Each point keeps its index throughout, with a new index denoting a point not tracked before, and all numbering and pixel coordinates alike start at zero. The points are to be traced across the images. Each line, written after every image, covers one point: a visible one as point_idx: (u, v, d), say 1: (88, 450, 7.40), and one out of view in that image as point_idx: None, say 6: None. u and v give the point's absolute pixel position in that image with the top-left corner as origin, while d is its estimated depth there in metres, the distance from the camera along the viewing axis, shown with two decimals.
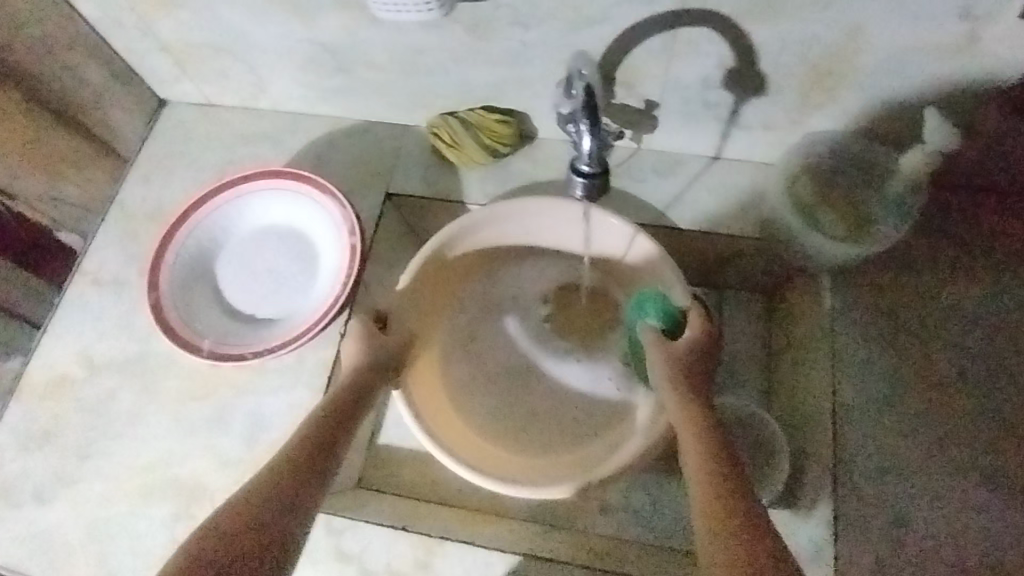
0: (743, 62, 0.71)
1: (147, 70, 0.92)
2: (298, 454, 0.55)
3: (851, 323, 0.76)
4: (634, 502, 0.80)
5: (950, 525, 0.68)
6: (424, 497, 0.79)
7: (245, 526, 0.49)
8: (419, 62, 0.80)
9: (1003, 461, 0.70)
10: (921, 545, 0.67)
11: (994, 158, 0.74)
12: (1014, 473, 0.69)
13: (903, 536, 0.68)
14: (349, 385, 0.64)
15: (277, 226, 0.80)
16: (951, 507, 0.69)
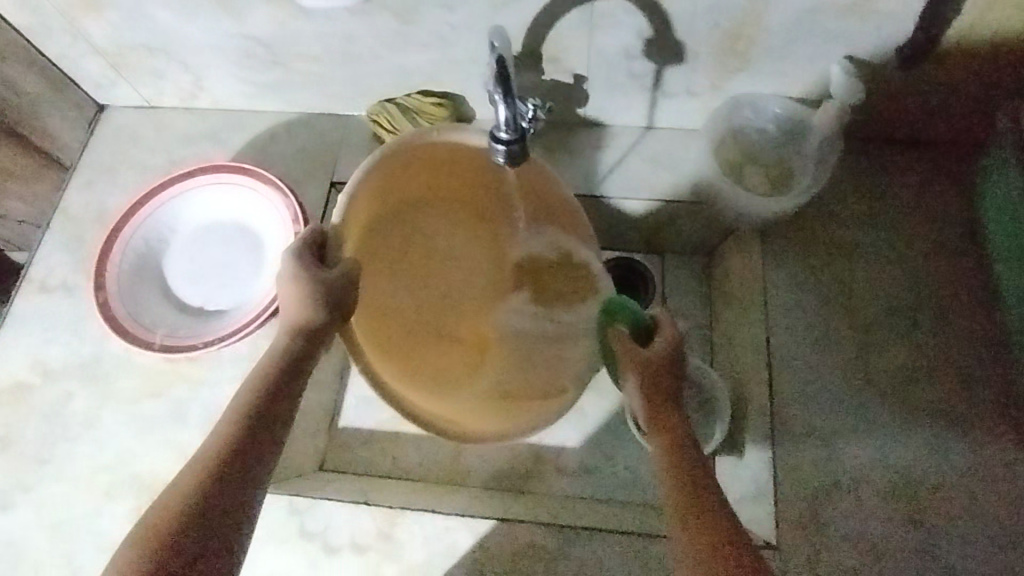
0: (661, 31, 0.74)
1: (82, 75, 0.91)
2: (236, 431, 0.54)
3: (780, 276, 0.80)
4: (589, 464, 0.83)
5: (884, 455, 0.72)
6: (386, 474, 0.82)
7: (183, 522, 0.50)
8: (351, 51, 0.81)
9: (931, 390, 0.74)
10: (856, 477, 0.71)
11: (900, 109, 0.79)
12: (941, 401, 0.73)
13: (839, 470, 0.72)
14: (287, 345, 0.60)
15: (222, 220, 0.82)
16: (884, 438, 0.73)
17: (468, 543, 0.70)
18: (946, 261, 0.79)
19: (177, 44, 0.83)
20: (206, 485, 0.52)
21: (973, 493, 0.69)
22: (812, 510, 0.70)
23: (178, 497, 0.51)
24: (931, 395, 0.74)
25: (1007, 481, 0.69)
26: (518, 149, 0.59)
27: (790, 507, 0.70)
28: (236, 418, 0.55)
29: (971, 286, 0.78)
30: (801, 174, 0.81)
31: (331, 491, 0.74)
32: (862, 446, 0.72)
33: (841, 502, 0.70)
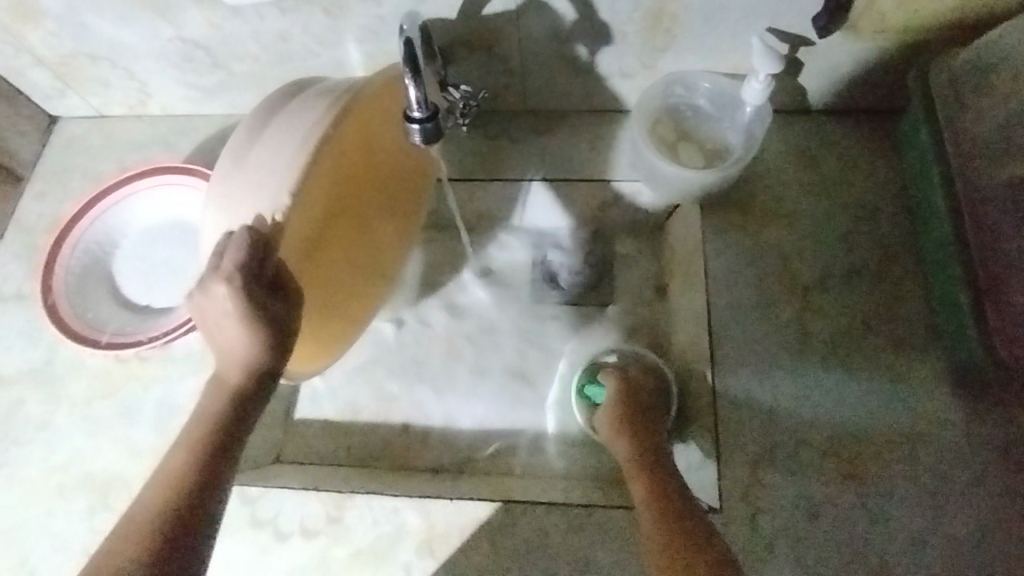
0: (585, 14, 0.76)
1: (30, 87, 0.92)
2: (184, 482, 0.53)
3: (720, 246, 0.82)
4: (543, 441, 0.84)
5: (818, 414, 0.73)
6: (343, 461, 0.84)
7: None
8: (288, 49, 0.82)
9: (863, 348, 0.76)
10: (793, 436, 0.73)
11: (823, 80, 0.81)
12: (872, 358, 0.75)
13: (776, 432, 0.73)
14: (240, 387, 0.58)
15: (169, 220, 0.83)
16: (820, 398, 0.74)
17: (416, 523, 0.72)
18: (880, 223, 0.81)
19: (119, 51, 0.84)
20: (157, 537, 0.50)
21: (905, 447, 0.71)
22: (751, 472, 0.71)
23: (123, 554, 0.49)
24: (868, 354, 0.76)
25: (937, 431, 0.72)
26: (433, 129, 0.59)
27: (733, 471, 0.72)
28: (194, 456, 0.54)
29: (903, 249, 0.80)
30: (734, 147, 0.83)
31: (283, 480, 0.76)
32: (801, 406, 0.74)
33: (780, 463, 0.72)
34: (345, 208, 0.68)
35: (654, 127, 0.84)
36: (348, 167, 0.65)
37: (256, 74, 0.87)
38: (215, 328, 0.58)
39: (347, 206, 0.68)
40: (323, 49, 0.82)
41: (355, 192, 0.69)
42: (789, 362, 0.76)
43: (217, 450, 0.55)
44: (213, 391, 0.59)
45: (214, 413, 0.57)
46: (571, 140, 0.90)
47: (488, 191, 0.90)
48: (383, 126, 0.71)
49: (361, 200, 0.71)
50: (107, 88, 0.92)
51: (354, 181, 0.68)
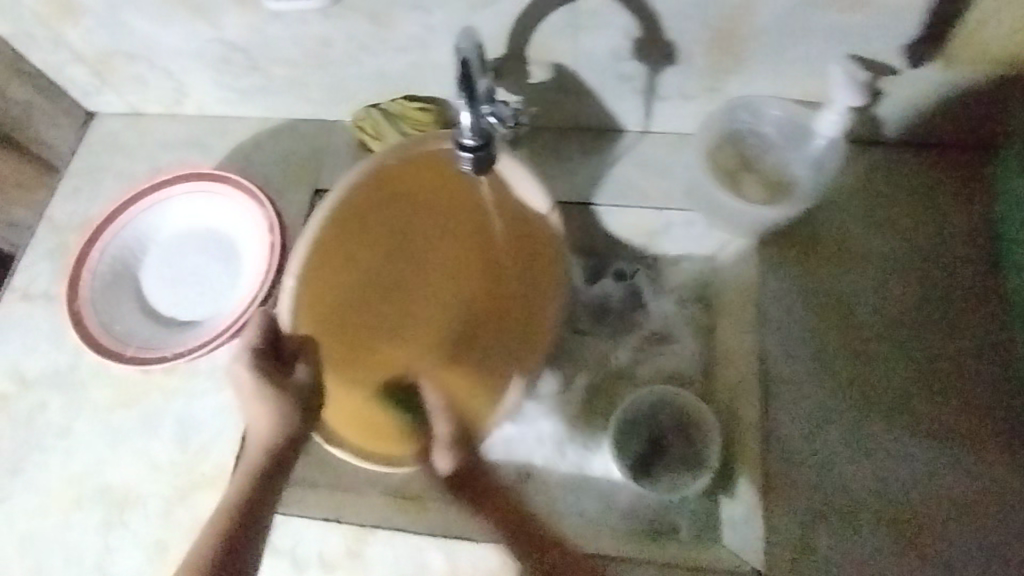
0: (648, 31, 0.71)
1: (67, 82, 0.90)
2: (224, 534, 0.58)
3: (775, 285, 0.76)
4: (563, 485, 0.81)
5: (878, 477, 0.68)
6: None
7: None
8: (332, 55, 0.79)
9: (931, 408, 0.70)
10: (849, 498, 0.67)
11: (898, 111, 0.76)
12: (938, 419, 0.69)
13: (833, 495, 0.67)
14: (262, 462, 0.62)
15: (200, 228, 0.80)
16: (881, 459, 0.68)
17: (440, 563, 0.69)
18: (952, 272, 0.75)
19: (159, 49, 0.82)
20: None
21: (972, 519, 0.65)
22: (801, 535, 0.66)
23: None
24: (933, 414, 0.70)
25: (1006, 502, 0.66)
26: (485, 157, 0.54)
27: (781, 537, 0.66)
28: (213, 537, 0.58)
29: (989, 314, 0.73)
30: (799, 182, 0.77)
31: (301, 506, 0.72)
32: (861, 469, 0.68)
33: (833, 528, 0.66)
34: (397, 270, 0.78)
35: (713, 154, 0.79)
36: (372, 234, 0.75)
37: (296, 79, 0.84)
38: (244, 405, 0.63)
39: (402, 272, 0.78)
40: (368, 57, 0.78)
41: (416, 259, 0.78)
42: (847, 417, 0.70)
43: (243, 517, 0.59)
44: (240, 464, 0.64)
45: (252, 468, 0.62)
46: (621, 164, 0.84)
47: None
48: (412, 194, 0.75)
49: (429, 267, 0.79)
50: (144, 86, 0.89)
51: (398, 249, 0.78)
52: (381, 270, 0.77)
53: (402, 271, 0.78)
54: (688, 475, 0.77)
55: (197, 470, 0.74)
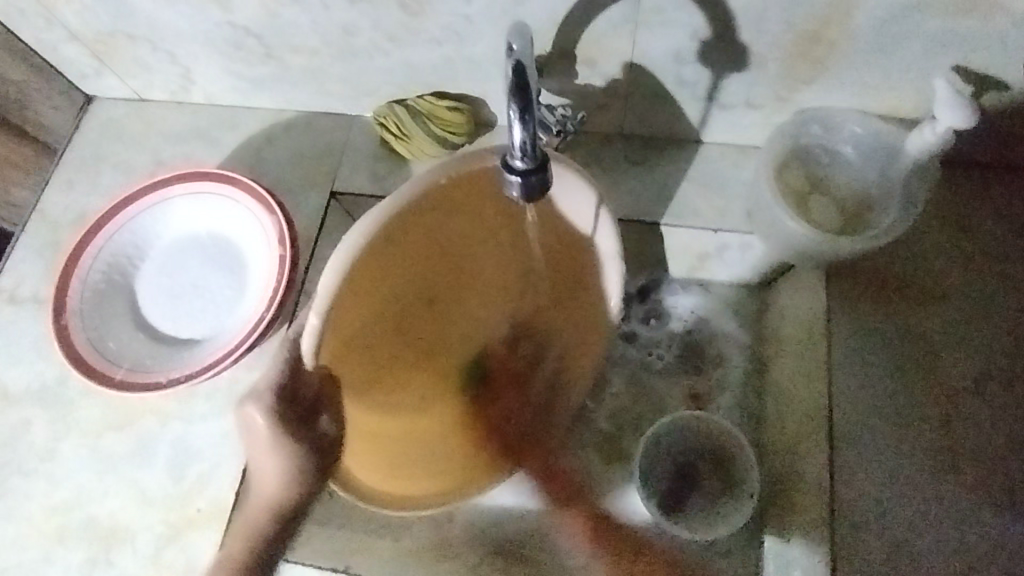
0: (719, 31, 0.61)
1: (64, 63, 0.81)
2: None
3: (845, 323, 0.67)
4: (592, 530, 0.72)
5: (941, 547, 0.62)
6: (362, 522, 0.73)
7: None
8: (355, 45, 0.70)
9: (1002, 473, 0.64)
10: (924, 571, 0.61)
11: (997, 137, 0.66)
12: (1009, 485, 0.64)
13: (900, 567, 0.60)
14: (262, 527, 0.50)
15: (202, 235, 0.72)
16: (944, 525, 0.62)
17: None
18: None
19: (162, 32, 0.73)
20: None
21: None
22: None
23: None
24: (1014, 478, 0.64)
25: None
26: (538, 181, 0.48)
27: None
28: None
29: None
30: (884, 209, 0.67)
31: (309, 552, 0.68)
32: (924, 533, 0.62)
33: None
34: (416, 300, 0.63)
35: (781, 173, 0.69)
36: (399, 260, 0.58)
37: (314, 69, 0.75)
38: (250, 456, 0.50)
39: (420, 304, 0.63)
40: (395, 48, 0.69)
41: (438, 288, 0.64)
42: (911, 477, 0.63)
43: None
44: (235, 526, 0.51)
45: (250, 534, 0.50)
46: (674, 175, 0.75)
47: None
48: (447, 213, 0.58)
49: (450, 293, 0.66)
50: (147, 70, 0.81)
51: (422, 275, 0.62)
52: (400, 302, 0.61)
53: (421, 301, 0.63)
54: (728, 512, 0.69)
55: (190, 506, 0.68)
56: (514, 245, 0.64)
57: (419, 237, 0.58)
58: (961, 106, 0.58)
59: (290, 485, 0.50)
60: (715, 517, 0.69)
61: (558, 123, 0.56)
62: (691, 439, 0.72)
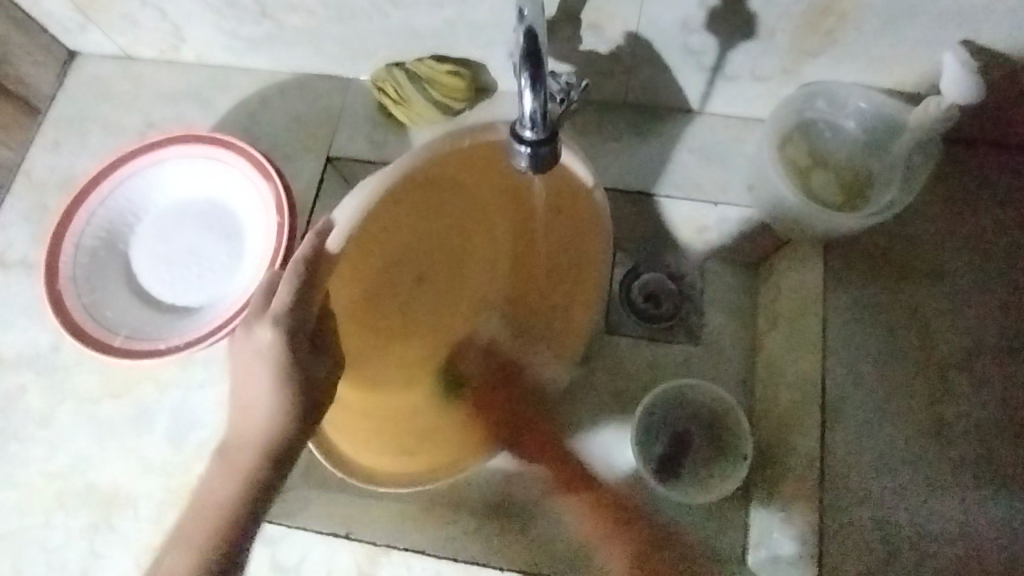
0: (729, 2, 0.60)
1: (46, 17, 0.78)
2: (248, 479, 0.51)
3: (844, 297, 0.67)
4: None
5: (942, 527, 0.59)
6: None
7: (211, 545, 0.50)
8: (353, 5, 0.67)
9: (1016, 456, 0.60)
10: (914, 551, 0.58)
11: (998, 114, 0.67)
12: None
13: (894, 548, 0.59)
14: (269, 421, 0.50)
15: (198, 201, 0.71)
16: (943, 504, 0.60)
17: None
18: None
19: None
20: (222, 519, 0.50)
21: None
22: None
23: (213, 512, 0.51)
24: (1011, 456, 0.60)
25: None
26: (545, 153, 0.47)
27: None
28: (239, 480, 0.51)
29: None
30: (885, 185, 0.67)
31: (311, 516, 0.69)
32: (921, 510, 0.60)
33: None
34: (403, 261, 0.66)
35: (783, 147, 0.69)
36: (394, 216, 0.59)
37: (310, 30, 0.72)
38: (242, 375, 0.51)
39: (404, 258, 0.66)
40: (395, 9, 0.67)
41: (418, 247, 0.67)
42: (908, 453, 0.62)
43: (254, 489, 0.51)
44: (222, 464, 0.52)
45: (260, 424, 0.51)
46: (674, 146, 0.75)
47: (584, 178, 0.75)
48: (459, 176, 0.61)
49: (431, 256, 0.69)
50: (135, 27, 0.78)
51: (415, 233, 0.65)
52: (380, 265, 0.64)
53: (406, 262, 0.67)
54: (721, 475, 0.71)
55: (191, 473, 0.68)
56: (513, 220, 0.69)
57: (422, 192, 0.60)
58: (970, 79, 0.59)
59: (278, 418, 0.50)
60: (708, 480, 0.71)
61: (560, 92, 0.51)
62: (691, 404, 0.74)
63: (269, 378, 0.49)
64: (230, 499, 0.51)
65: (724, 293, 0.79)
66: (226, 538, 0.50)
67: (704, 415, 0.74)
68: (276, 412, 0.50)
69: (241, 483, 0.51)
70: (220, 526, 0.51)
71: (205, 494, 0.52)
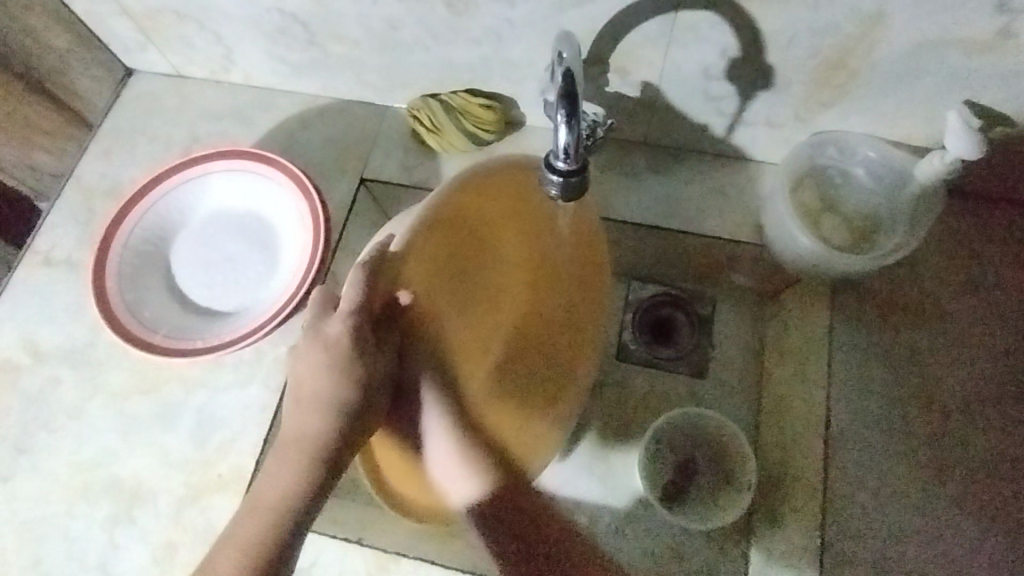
0: (748, 53, 0.65)
1: (109, 37, 0.84)
2: (299, 481, 0.58)
3: (852, 339, 0.71)
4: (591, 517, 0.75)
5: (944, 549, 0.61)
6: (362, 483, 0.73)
7: (280, 521, 0.56)
8: (397, 38, 0.72)
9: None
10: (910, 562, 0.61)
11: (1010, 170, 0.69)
12: None
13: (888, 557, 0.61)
14: (307, 460, 0.59)
15: (238, 212, 0.76)
16: (946, 531, 0.61)
17: None
18: None
19: (212, 13, 0.75)
20: (276, 517, 0.57)
21: None
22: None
23: (280, 489, 0.58)
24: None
25: None
26: (576, 183, 0.51)
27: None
28: (297, 479, 0.58)
29: None
30: (891, 231, 0.70)
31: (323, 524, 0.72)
32: (916, 531, 0.62)
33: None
34: (435, 294, 0.69)
35: (796, 191, 0.72)
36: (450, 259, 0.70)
37: (354, 59, 0.77)
38: (301, 381, 0.60)
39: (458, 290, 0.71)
40: (435, 43, 0.72)
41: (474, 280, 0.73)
42: (906, 487, 0.64)
43: (321, 482, 0.58)
44: (275, 461, 0.59)
45: (314, 442, 0.59)
46: (691, 182, 0.79)
47: (614, 205, 0.79)
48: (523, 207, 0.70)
49: (462, 302, 0.72)
50: (191, 48, 0.83)
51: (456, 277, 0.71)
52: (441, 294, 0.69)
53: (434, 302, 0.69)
54: (724, 502, 0.72)
55: (212, 470, 0.71)
56: (539, 277, 0.75)
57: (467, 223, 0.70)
58: (976, 138, 0.60)
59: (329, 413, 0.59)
60: (711, 507, 0.73)
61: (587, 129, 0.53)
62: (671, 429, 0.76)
63: (328, 366, 0.59)
64: (278, 497, 0.57)
65: (729, 317, 0.83)
66: (295, 507, 0.57)
67: (699, 441, 0.76)
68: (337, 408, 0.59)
69: (308, 472, 0.58)
70: (298, 476, 0.58)
71: (280, 458, 0.59)
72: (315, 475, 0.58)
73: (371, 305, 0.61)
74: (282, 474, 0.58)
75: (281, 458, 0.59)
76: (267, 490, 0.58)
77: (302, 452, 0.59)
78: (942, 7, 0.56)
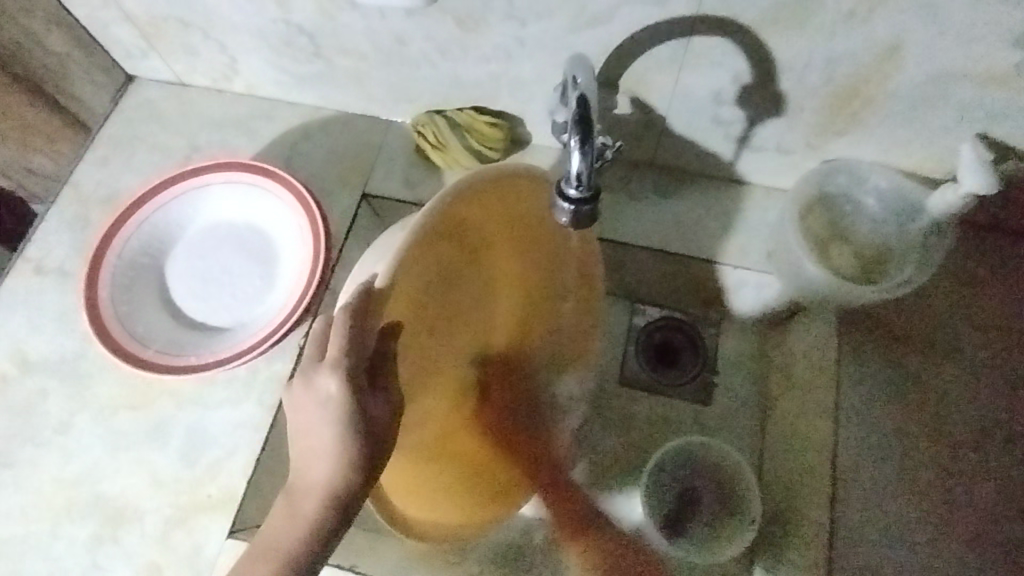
0: (760, 80, 0.64)
1: (112, 43, 0.82)
2: (313, 527, 0.56)
3: (862, 373, 0.68)
4: None
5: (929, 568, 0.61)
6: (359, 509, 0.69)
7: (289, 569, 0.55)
8: (404, 53, 0.71)
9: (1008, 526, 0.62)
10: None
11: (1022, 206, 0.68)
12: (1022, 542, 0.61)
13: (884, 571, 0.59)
14: (318, 508, 0.56)
15: (235, 225, 0.74)
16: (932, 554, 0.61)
17: None
18: None
19: (217, 23, 0.74)
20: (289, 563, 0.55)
21: None
22: None
23: (290, 533, 0.56)
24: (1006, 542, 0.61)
25: None
26: (589, 211, 0.49)
27: None
28: (301, 525, 0.56)
29: None
30: (901, 263, 0.68)
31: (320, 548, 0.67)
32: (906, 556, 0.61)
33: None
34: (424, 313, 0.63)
35: (805, 218, 0.71)
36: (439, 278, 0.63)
37: (360, 73, 0.76)
38: (303, 430, 0.57)
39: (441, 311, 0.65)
40: (443, 60, 0.71)
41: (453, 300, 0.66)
42: (899, 514, 0.63)
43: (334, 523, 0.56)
44: (283, 510, 0.57)
45: (323, 486, 0.56)
46: (698, 206, 0.77)
47: (619, 228, 0.77)
48: (529, 227, 0.67)
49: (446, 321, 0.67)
50: (194, 56, 0.82)
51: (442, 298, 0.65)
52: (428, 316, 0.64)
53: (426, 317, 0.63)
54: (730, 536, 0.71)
55: (202, 491, 0.69)
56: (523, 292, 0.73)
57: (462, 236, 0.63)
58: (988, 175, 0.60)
59: (332, 457, 0.55)
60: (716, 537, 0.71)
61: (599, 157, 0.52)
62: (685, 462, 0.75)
63: (330, 414, 0.55)
64: (289, 544, 0.55)
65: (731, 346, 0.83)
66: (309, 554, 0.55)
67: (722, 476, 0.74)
68: (336, 455, 0.55)
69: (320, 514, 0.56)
70: (312, 523, 0.56)
71: (287, 505, 0.57)
72: (328, 518, 0.56)
73: (365, 344, 0.53)
74: (291, 520, 0.56)
75: (290, 504, 0.57)
76: (275, 538, 0.56)
77: (309, 498, 0.56)
78: (958, 39, 0.56)
